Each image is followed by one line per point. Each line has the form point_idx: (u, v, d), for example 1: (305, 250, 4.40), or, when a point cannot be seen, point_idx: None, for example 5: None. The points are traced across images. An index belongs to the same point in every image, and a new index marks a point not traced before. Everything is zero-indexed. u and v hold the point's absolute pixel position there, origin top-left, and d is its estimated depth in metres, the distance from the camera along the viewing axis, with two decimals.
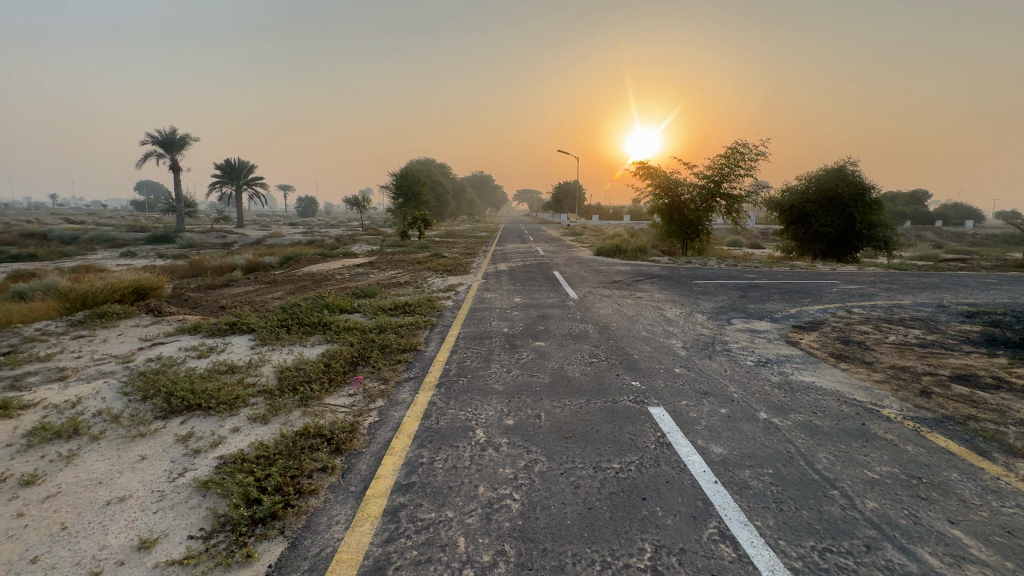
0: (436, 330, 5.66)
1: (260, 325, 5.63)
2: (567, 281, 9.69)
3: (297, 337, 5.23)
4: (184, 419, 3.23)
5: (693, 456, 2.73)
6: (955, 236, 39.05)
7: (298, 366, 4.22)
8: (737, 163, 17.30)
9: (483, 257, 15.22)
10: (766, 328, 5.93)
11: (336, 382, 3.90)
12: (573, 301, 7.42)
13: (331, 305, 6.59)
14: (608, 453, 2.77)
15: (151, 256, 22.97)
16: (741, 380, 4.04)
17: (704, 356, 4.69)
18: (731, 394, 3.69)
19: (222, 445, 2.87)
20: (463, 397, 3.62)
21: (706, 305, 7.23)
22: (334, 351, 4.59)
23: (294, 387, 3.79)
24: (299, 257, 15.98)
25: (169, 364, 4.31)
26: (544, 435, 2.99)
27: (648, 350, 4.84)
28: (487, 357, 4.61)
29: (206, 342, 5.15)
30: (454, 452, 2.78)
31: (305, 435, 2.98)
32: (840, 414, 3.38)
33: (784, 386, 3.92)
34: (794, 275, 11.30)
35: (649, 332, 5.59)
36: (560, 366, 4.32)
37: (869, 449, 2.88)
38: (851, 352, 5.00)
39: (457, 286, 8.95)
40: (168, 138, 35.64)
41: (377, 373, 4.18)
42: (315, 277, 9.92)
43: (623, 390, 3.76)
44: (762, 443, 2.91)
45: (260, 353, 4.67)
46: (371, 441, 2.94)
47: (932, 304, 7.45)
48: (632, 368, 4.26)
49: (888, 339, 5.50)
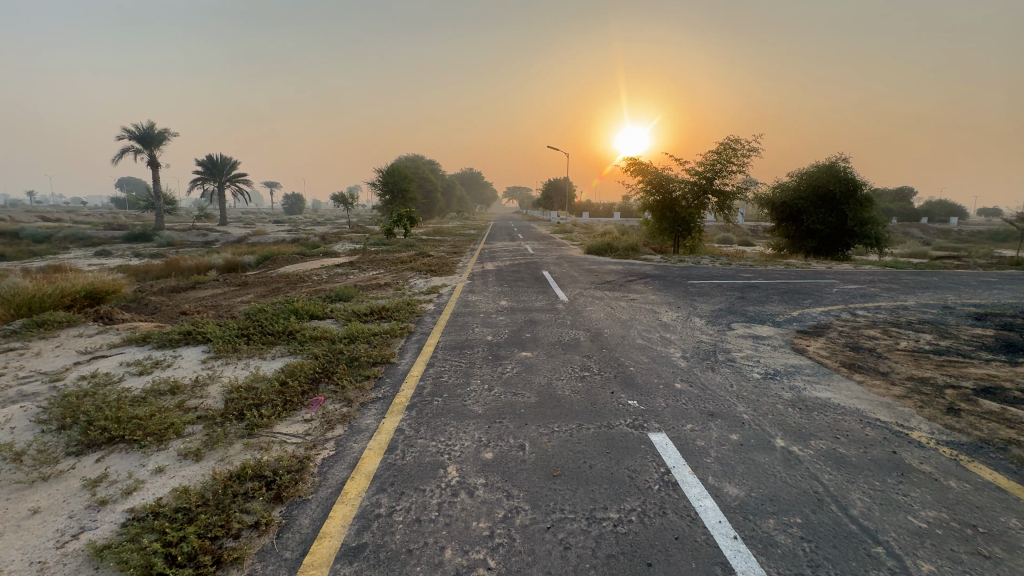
0: (413, 339, 5.16)
1: (216, 335, 5.07)
2: (557, 281, 9.22)
3: (256, 348, 4.70)
4: (101, 456, 2.71)
5: (704, 501, 2.29)
6: (940, 233, 39.33)
7: (251, 386, 3.69)
8: (730, 158, 16.94)
9: (470, 256, 14.64)
10: (769, 333, 5.52)
11: (292, 406, 3.40)
12: (563, 304, 6.95)
13: (300, 311, 6.06)
14: (603, 497, 2.31)
15: (126, 255, 21.97)
16: (749, 397, 3.60)
17: (706, 368, 4.25)
18: (740, 416, 3.25)
19: (137, 493, 2.35)
20: (436, 423, 3.14)
21: (704, 308, 6.81)
22: (294, 366, 4.09)
23: (241, 412, 3.28)
24: (279, 256, 15.30)
25: (102, 384, 3.76)
26: (528, 473, 2.53)
27: (645, 362, 4.39)
28: (466, 372, 4.13)
29: (153, 355, 4.59)
30: (419, 499, 2.31)
31: (240, 478, 2.48)
32: (866, 440, 2.96)
33: (799, 404, 3.49)
34: (790, 274, 10.94)
35: (645, 339, 5.16)
36: (547, 382, 3.86)
37: (908, 487, 2.46)
38: (863, 362, 4.60)
39: (441, 288, 8.44)
40: (146, 132, 34.53)
41: (340, 392, 3.68)
42: (290, 279, 9.32)
43: (619, 411, 3.30)
44: (784, 480, 2.47)
45: (212, 369, 4.14)
46: (321, 484, 2.45)
47: (938, 305, 7.11)
48: (628, 384, 3.81)
49: (900, 346, 5.11)
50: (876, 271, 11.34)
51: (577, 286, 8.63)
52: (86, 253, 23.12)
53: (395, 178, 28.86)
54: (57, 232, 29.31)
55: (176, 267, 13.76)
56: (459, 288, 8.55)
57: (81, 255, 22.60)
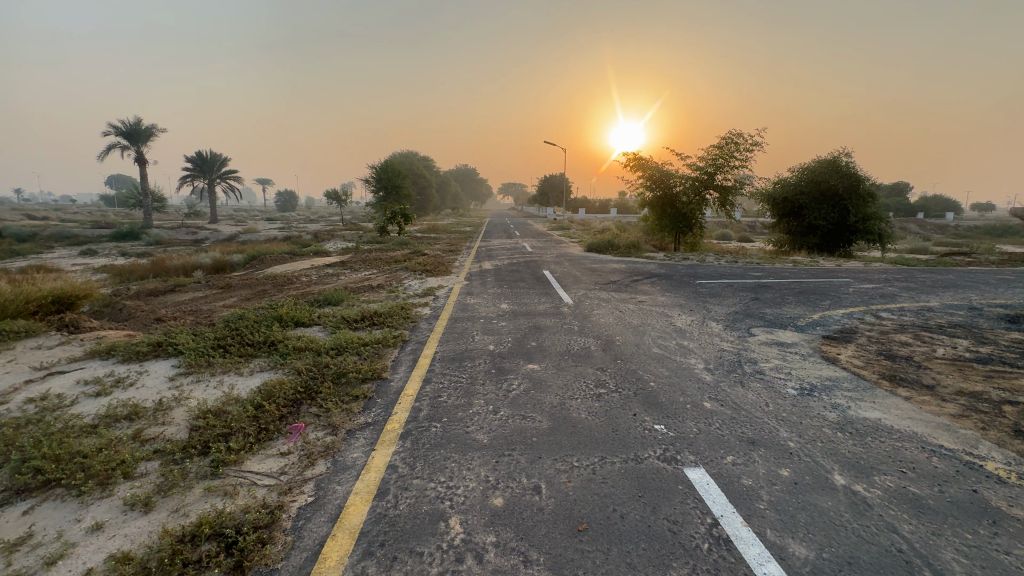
0: (407, 349, 4.70)
1: (189, 347, 4.56)
2: (559, 282, 8.75)
3: (232, 362, 4.22)
4: (29, 509, 2.23)
5: (768, 567, 1.85)
6: (939, 229, 39.14)
7: (220, 411, 3.21)
8: (733, 152, 16.51)
9: (467, 255, 14.13)
10: (794, 340, 5.10)
11: (266, 436, 2.92)
12: (567, 308, 6.51)
13: (285, 317, 5.59)
14: (644, 565, 1.86)
15: (113, 255, 21.31)
16: (791, 419, 3.17)
17: (735, 383, 3.81)
18: (786, 444, 2.81)
19: (62, 563, 1.88)
20: (434, 457, 2.68)
21: (719, 311, 6.39)
22: (272, 385, 3.61)
23: (207, 443, 2.81)
24: (268, 255, 14.70)
25: (51, 409, 3.27)
26: (546, 527, 2.08)
27: (666, 375, 3.95)
28: (467, 389, 3.67)
29: (117, 371, 4.09)
30: (416, 569, 1.85)
31: (195, 539, 2.01)
32: (938, 475, 2.52)
33: (848, 428, 3.06)
34: (800, 272, 10.52)
35: (661, 348, 4.72)
36: (559, 401, 3.41)
37: (1008, 542, 2.02)
38: (904, 373, 4.18)
39: (437, 290, 7.97)
40: (134, 128, 33.73)
41: (325, 417, 3.22)
42: (278, 281, 8.80)
43: (646, 440, 2.85)
44: (859, 536, 2.04)
45: (180, 390, 3.65)
46: (294, 547, 1.99)
47: (964, 306, 6.73)
48: (652, 405, 3.36)
49: (939, 354, 4.70)
50: (886, 268, 10.98)
51: (580, 288, 8.15)
52: (71, 253, 22.32)
53: (389, 174, 28.28)
54: (41, 232, 28.34)
55: (160, 268, 13.13)
56: (458, 290, 8.09)
57: (66, 254, 21.91)
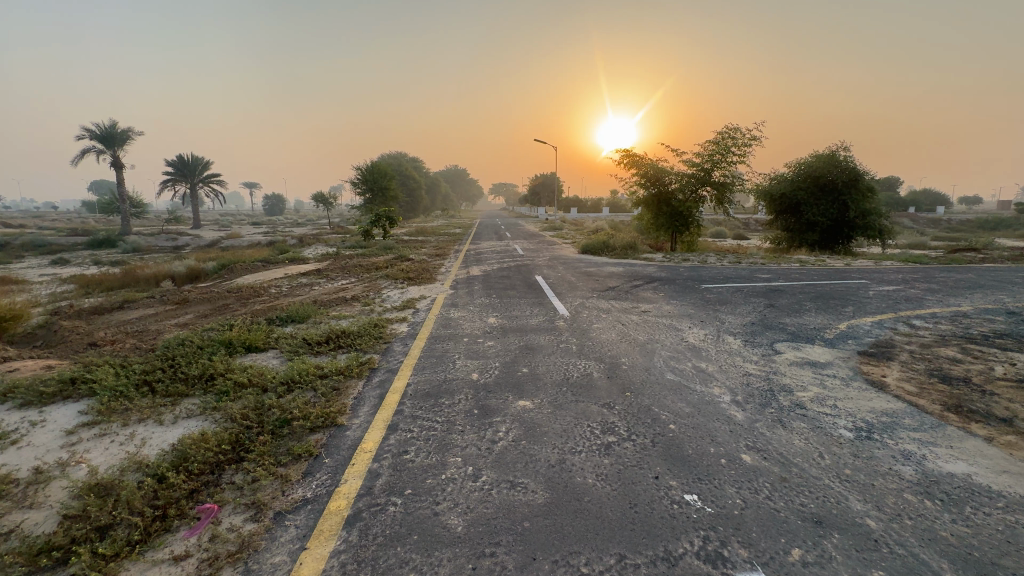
0: (374, 382, 3.93)
1: (106, 385, 3.74)
2: (554, 290, 7.99)
3: (154, 407, 3.41)
4: None
5: None
6: (931, 224, 38.93)
7: (110, 486, 2.42)
8: (730, 146, 15.87)
9: (456, 259, 13.33)
10: (827, 359, 4.38)
11: (161, 527, 2.15)
12: (563, 321, 5.76)
13: (234, 342, 4.77)
14: None
15: (83, 264, 20.20)
16: (858, 481, 2.44)
17: (774, 424, 3.07)
18: (866, 526, 2.08)
19: None
20: (386, 563, 1.91)
21: (733, 322, 5.68)
22: (190, 442, 2.81)
23: (69, 547, 2.01)
24: (241, 262, 13.76)
25: None
26: None
27: (689, 414, 3.21)
28: (442, 441, 2.89)
29: (5, 421, 3.26)
30: None
31: None
32: None
33: (935, 492, 2.34)
34: (810, 273, 9.82)
35: (676, 373, 3.98)
36: (559, 459, 2.65)
37: None
38: (970, 402, 3.46)
39: (419, 301, 7.20)
40: (108, 131, 32.46)
41: (249, 488, 2.44)
42: (243, 293, 7.95)
43: (678, 525, 2.10)
44: None
45: (72, 451, 2.84)
46: None
47: (1002, 311, 6.06)
48: (678, 462, 2.61)
49: (998, 374, 3.99)
50: (898, 267, 10.37)
51: (576, 296, 7.42)
52: (40, 263, 21.23)
53: (375, 176, 27.39)
54: (14, 240, 27.12)
55: (129, 278, 12.22)
56: (440, 300, 7.30)
57: (37, 264, 20.80)
